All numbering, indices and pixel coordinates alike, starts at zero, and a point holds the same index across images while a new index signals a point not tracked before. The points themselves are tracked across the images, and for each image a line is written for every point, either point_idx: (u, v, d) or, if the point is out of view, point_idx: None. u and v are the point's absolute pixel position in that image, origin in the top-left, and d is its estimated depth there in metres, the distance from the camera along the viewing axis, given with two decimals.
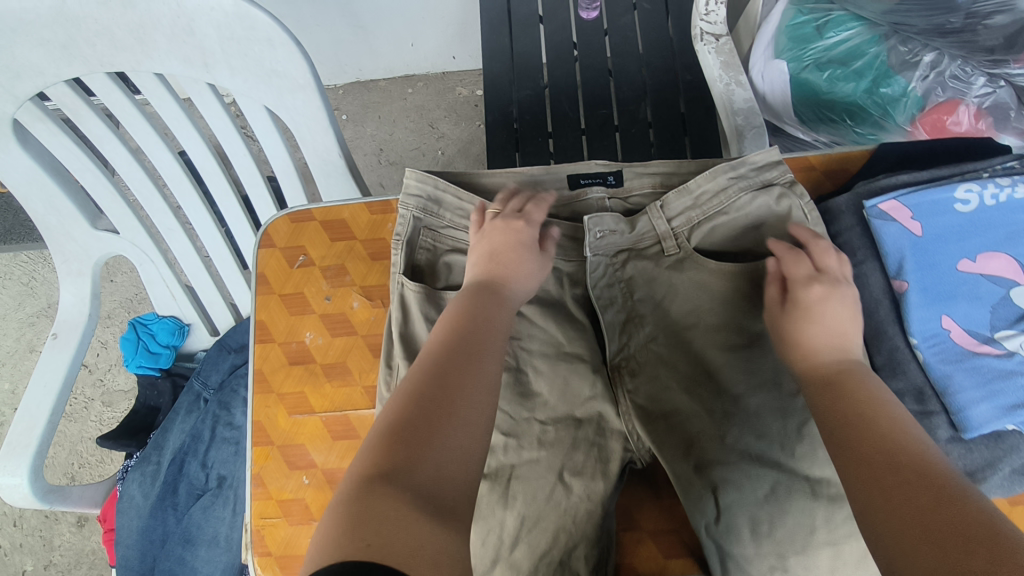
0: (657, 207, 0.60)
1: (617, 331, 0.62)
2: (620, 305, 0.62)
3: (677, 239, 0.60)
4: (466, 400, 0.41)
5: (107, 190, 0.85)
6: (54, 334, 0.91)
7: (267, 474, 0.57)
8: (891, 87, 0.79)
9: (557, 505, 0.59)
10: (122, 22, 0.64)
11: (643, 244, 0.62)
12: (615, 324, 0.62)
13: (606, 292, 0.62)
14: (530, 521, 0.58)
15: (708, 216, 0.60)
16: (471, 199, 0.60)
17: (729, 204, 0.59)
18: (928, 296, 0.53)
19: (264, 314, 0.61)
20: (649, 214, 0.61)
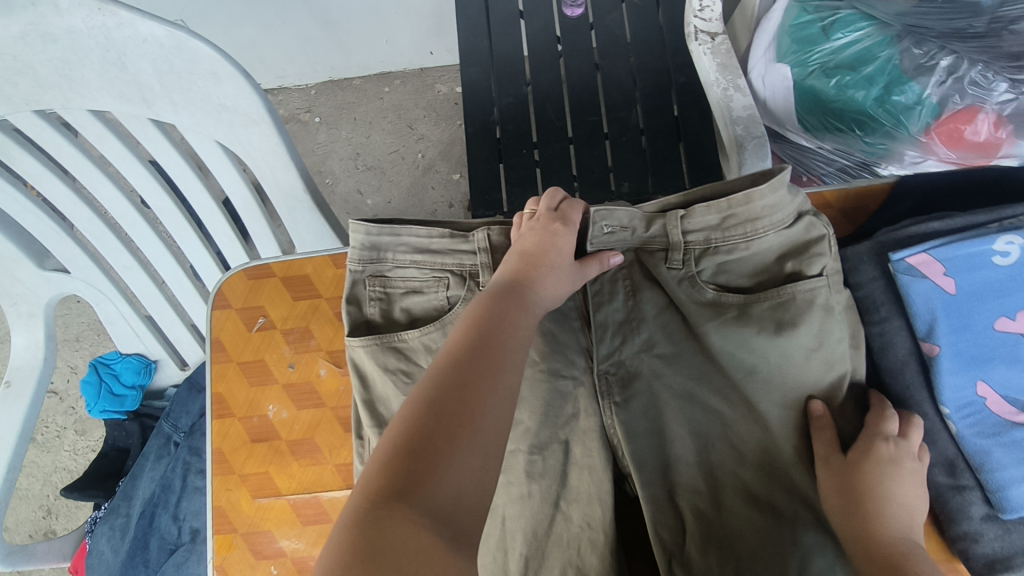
0: (676, 216, 0.51)
1: (610, 332, 0.55)
2: (619, 302, 0.55)
3: (683, 256, 0.52)
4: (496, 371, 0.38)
5: (51, 229, 0.78)
6: (7, 382, 0.84)
7: (231, 566, 0.52)
8: (905, 94, 0.72)
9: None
10: (44, 57, 0.56)
11: (651, 244, 0.54)
12: (609, 323, 0.55)
13: (606, 287, 0.56)
14: None
15: (728, 243, 0.50)
16: (411, 232, 0.51)
17: (753, 235, 0.50)
18: (961, 361, 0.47)
19: (221, 385, 0.55)
20: (666, 220, 0.52)
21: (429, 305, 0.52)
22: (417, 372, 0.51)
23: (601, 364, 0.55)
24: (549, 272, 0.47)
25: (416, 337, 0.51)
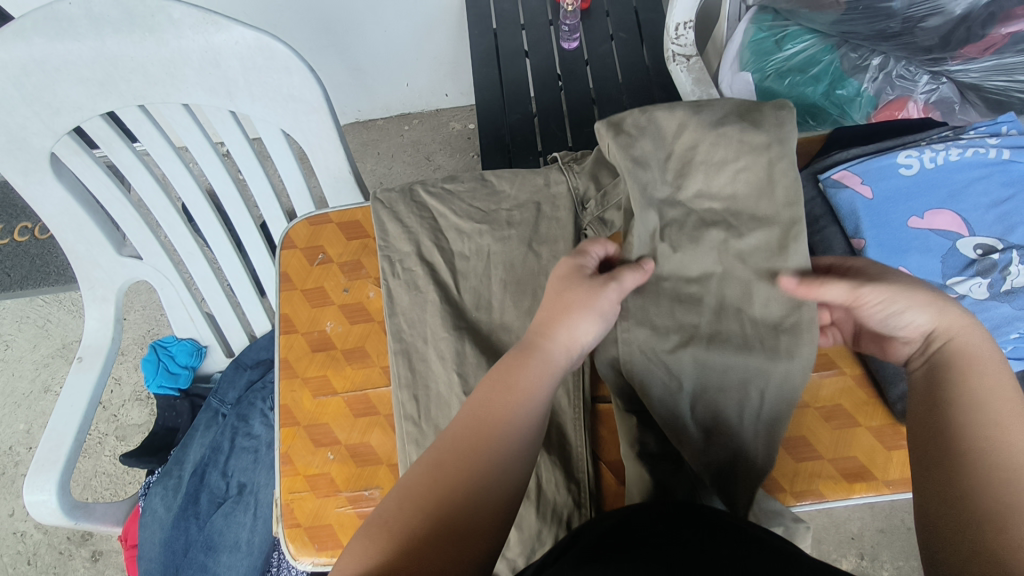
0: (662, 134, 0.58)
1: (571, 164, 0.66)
2: (580, 157, 0.68)
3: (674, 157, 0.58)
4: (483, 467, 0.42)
5: (133, 217, 0.91)
6: (79, 357, 0.95)
7: (295, 452, 0.61)
8: (847, 88, 0.88)
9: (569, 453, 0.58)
10: (156, 58, 0.72)
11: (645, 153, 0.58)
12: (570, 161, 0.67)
13: (570, 155, 0.68)
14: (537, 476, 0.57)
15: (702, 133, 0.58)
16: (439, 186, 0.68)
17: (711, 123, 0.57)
18: (885, 250, 0.56)
19: (287, 308, 0.66)
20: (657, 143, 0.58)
21: (440, 193, 0.67)
22: (428, 208, 0.66)
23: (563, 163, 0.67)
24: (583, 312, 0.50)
25: (431, 199, 0.66)
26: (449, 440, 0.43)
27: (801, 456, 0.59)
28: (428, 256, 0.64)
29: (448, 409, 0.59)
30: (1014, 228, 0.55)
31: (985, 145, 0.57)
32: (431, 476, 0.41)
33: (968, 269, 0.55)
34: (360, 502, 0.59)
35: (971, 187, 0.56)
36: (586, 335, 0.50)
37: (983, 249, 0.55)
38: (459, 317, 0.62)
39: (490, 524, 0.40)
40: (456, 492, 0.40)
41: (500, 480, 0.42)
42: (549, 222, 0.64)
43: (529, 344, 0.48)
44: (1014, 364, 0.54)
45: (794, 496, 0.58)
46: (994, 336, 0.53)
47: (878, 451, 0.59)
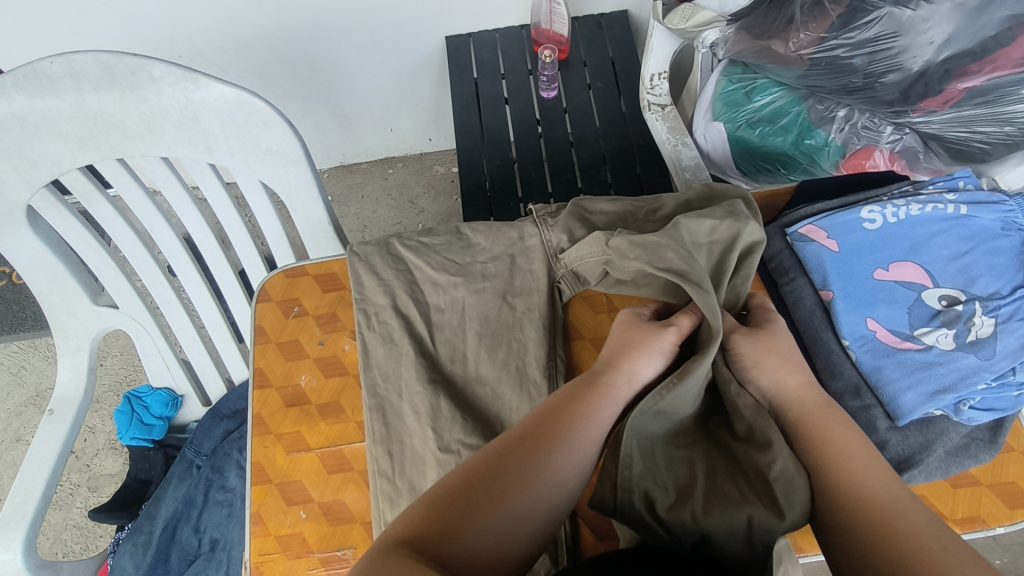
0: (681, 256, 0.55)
1: (545, 216, 0.68)
2: (554, 207, 0.69)
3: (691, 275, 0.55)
4: (532, 480, 0.46)
5: (109, 267, 0.91)
6: (50, 410, 0.93)
7: (266, 511, 0.60)
8: (815, 139, 0.91)
9: None
10: (135, 114, 0.73)
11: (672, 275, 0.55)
12: (544, 213, 0.68)
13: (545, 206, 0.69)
14: None
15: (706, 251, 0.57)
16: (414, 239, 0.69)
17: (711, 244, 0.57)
18: (852, 302, 0.57)
19: (262, 362, 0.66)
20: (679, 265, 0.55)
21: (415, 244, 0.67)
22: (404, 260, 0.67)
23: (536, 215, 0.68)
24: (644, 358, 0.55)
25: (404, 250, 0.67)
26: (504, 441, 0.48)
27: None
28: (402, 308, 0.64)
29: (422, 464, 0.58)
30: (975, 280, 0.56)
31: (944, 201, 0.59)
32: (482, 468, 0.46)
33: (934, 320, 0.56)
34: (332, 563, 0.58)
35: (933, 240, 0.58)
36: (645, 374, 0.54)
37: (947, 300, 0.56)
38: (434, 370, 0.62)
39: (530, 530, 0.45)
40: (509, 496, 0.44)
41: (546, 496, 0.46)
42: (524, 275, 0.65)
43: (594, 376, 0.54)
44: (983, 416, 0.54)
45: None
46: (961, 387, 0.53)
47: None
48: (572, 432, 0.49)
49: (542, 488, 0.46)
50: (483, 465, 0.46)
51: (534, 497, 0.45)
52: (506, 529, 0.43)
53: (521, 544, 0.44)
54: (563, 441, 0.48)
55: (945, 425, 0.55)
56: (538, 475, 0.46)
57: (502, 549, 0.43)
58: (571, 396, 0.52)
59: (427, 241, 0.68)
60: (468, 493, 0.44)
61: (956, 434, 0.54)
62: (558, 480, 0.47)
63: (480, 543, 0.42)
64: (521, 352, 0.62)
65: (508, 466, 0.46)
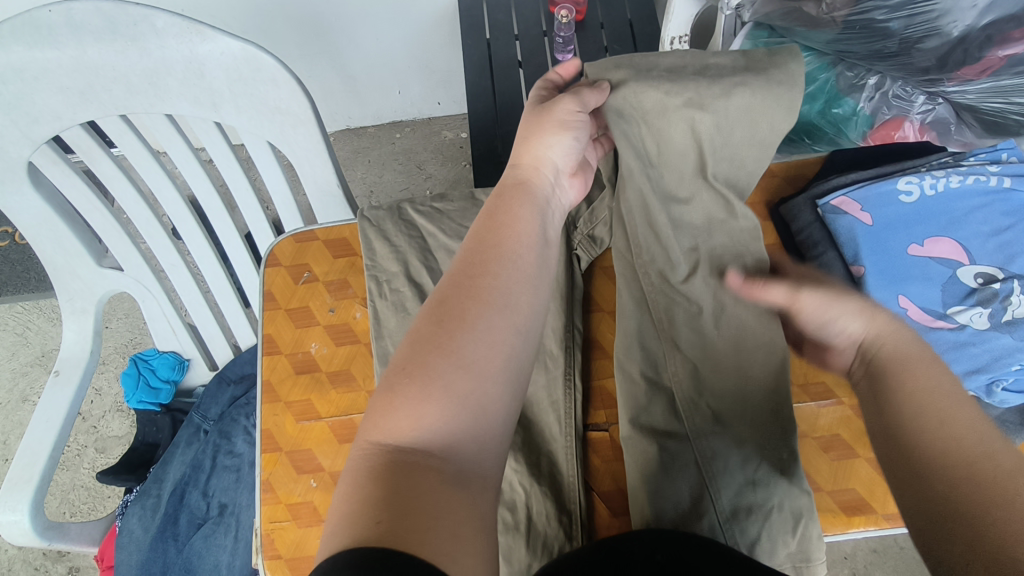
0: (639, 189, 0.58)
1: None
2: None
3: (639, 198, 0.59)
4: (485, 313, 0.39)
5: (113, 228, 0.89)
6: (56, 371, 0.92)
7: (276, 479, 0.59)
8: (842, 107, 0.87)
9: (563, 483, 0.55)
10: (138, 68, 0.70)
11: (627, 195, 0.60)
12: None
13: None
14: (525, 499, 0.55)
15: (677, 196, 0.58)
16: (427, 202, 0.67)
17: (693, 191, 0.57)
18: (885, 278, 0.55)
19: (271, 328, 0.64)
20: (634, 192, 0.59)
21: (427, 209, 0.65)
22: (417, 226, 0.65)
23: None
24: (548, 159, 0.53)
25: (417, 215, 0.65)
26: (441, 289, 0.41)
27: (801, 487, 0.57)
28: (417, 275, 0.62)
29: None
30: (1014, 258, 0.54)
31: (987, 173, 0.56)
32: (423, 324, 0.38)
33: (969, 299, 0.53)
34: None
35: (972, 215, 0.55)
36: (556, 157, 0.54)
37: (983, 278, 0.54)
38: None
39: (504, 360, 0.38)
40: (467, 341, 0.38)
41: (505, 319, 0.40)
42: None
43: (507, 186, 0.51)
44: (1016, 398, 0.52)
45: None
46: (996, 368, 0.51)
47: (877, 483, 0.56)
48: (502, 256, 0.43)
49: (497, 316, 0.39)
50: (424, 320, 0.38)
51: (495, 328, 0.39)
52: (480, 378, 0.37)
53: (501, 381, 0.38)
54: (497, 264, 0.42)
55: None
56: (481, 312, 0.39)
57: (484, 396, 0.37)
58: (478, 227, 0.46)
59: (440, 207, 0.66)
60: (418, 357, 0.37)
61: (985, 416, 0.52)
62: (507, 298, 0.41)
63: (461, 404, 0.36)
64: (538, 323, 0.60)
65: (451, 310, 0.39)
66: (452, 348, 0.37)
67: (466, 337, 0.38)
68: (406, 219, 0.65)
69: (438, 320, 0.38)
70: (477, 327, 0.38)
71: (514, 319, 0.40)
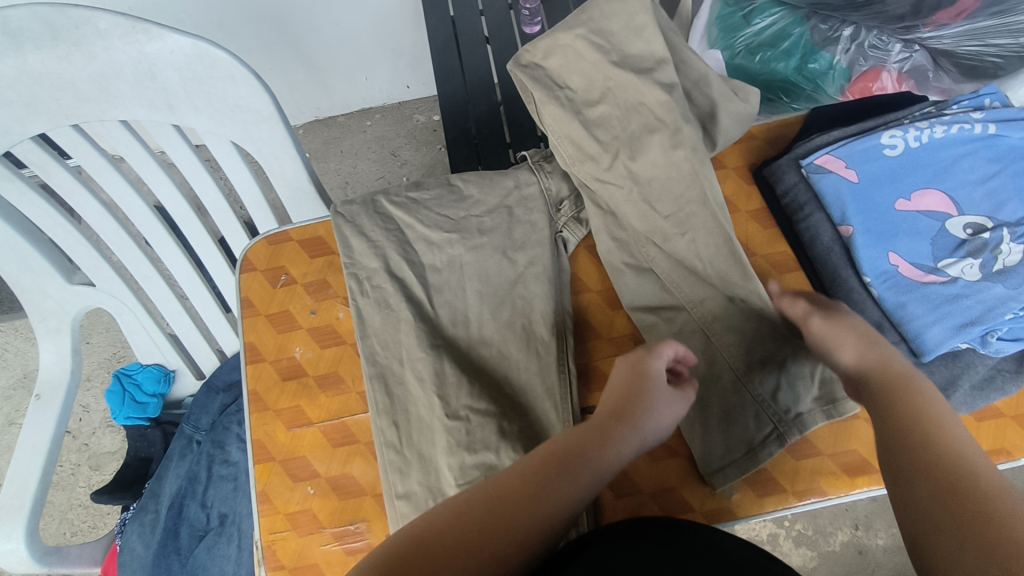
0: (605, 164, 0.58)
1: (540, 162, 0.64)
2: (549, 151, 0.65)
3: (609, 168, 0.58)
4: (531, 511, 0.40)
5: (80, 243, 0.85)
6: (37, 394, 0.89)
7: (272, 490, 0.58)
8: (819, 62, 0.85)
9: None
10: (85, 74, 0.66)
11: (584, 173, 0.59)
12: (539, 158, 0.64)
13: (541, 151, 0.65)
14: None
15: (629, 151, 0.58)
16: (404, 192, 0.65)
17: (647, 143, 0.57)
18: (873, 236, 0.54)
19: (253, 336, 0.62)
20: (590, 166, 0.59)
21: (404, 200, 0.63)
22: (394, 218, 0.63)
23: (532, 160, 0.64)
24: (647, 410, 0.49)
25: (394, 207, 0.63)
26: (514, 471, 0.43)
27: (801, 454, 0.55)
28: (398, 269, 0.61)
29: (429, 433, 0.55)
30: (1003, 206, 0.53)
31: (970, 121, 0.55)
32: (478, 500, 0.41)
33: (959, 250, 0.53)
34: (346, 537, 0.56)
35: (958, 164, 0.54)
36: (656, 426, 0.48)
37: (972, 229, 0.53)
38: (435, 334, 0.58)
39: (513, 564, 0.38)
40: (502, 532, 0.39)
41: (541, 526, 0.40)
42: (523, 226, 0.61)
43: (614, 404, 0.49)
44: (1010, 346, 0.51)
45: (797, 496, 0.54)
46: (989, 318, 0.50)
47: None
48: (580, 467, 0.43)
49: (538, 520, 0.40)
50: (480, 492, 0.41)
51: (528, 532, 0.39)
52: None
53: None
54: (576, 473, 0.43)
55: (971, 358, 0.52)
56: (530, 510, 0.40)
57: None
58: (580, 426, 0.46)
59: (416, 196, 0.64)
60: (452, 530, 0.39)
61: (981, 367, 0.52)
62: (554, 517, 0.40)
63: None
64: (526, 309, 0.59)
65: (511, 495, 0.41)
66: (485, 540, 0.38)
67: (504, 524, 0.39)
68: (382, 211, 0.63)
69: (494, 502, 0.40)
70: (514, 524, 0.39)
71: (546, 530, 0.40)
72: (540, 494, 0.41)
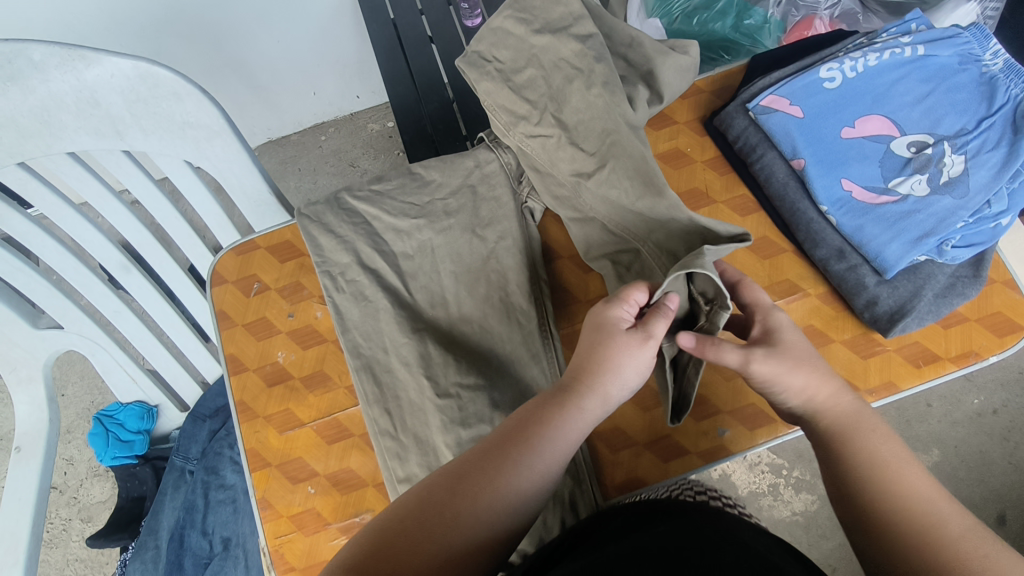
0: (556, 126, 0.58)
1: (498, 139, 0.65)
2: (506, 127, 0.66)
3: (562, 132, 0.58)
4: (481, 502, 0.43)
5: (42, 287, 0.83)
6: (17, 447, 0.87)
7: (272, 495, 0.57)
8: (754, 18, 0.88)
9: None
10: (25, 109, 0.65)
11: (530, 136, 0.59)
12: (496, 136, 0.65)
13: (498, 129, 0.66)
14: None
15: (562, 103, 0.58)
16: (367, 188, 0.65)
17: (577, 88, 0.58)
18: (824, 166, 0.56)
19: (232, 347, 0.62)
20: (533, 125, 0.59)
21: (368, 194, 0.63)
22: (359, 212, 0.63)
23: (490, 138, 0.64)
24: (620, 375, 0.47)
25: (357, 202, 0.63)
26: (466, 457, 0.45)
27: None
28: (369, 261, 0.61)
29: (423, 415, 0.56)
30: (941, 121, 0.55)
31: (900, 45, 0.57)
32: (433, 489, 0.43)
33: (906, 169, 0.55)
34: (352, 530, 0.56)
35: (894, 88, 0.56)
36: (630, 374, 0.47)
37: (915, 146, 0.55)
38: (416, 319, 0.59)
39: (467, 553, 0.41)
40: (460, 523, 0.42)
41: (491, 518, 0.43)
42: (488, 203, 0.62)
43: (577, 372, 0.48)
44: (965, 252, 0.54)
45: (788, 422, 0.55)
46: (941, 229, 0.53)
47: (857, 363, 0.55)
48: (528, 454, 0.44)
49: (490, 508, 0.43)
50: (437, 481, 0.44)
51: (482, 521, 0.42)
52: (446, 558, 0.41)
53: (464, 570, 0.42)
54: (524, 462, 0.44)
55: (931, 269, 0.54)
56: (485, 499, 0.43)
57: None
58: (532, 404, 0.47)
59: (378, 189, 0.64)
60: (414, 519, 0.42)
61: (941, 275, 0.54)
62: (505, 506, 0.43)
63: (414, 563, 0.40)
64: (502, 282, 0.60)
65: (460, 481, 0.43)
66: (443, 525, 0.41)
67: (460, 517, 0.42)
68: (346, 207, 0.63)
69: (452, 487, 0.43)
70: (467, 515, 0.42)
71: (499, 519, 0.43)
72: (487, 482, 0.43)
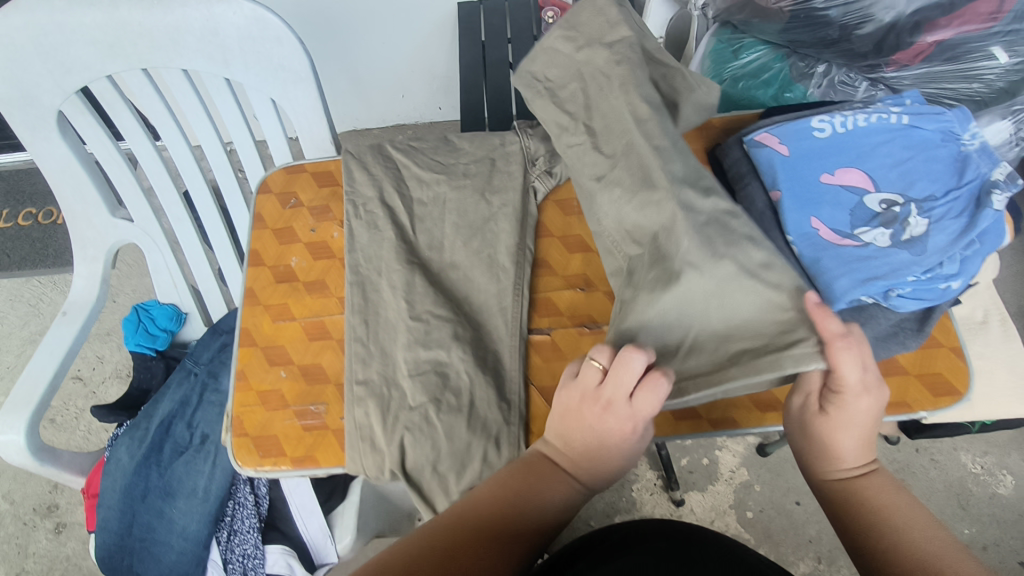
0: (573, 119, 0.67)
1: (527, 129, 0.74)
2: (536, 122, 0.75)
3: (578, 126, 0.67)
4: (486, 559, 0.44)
5: (128, 181, 0.97)
6: (64, 312, 0.99)
7: (250, 369, 0.65)
8: (793, 92, 0.95)
9: (503, 376, 0.62)
10: (161, 25, 0.80)
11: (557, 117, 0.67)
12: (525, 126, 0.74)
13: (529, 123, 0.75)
14: (470, 384, 0.61)
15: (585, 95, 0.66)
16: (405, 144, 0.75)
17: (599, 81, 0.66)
18: (798, 201, 0.62)
19: (257, 244, 0.71)
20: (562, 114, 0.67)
21: (404, 147, 0.73)
22: (393, 159, 0.73)
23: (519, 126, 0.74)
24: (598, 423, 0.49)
25: (394, 151, 0.73)
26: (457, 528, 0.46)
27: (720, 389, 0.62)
28: (388, 199, 0.70)
29: (394, 333, 0.63)
30: (913, 185, 0.60)
31: (888, 112, 0.63)
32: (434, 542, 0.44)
33: (874, 220, 0.59)
34: (305, 416, 0.63)
35: (877, 149, 0.62)
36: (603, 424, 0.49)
37: (886, 203, 0.60)
38: (413, 254, 0.67)
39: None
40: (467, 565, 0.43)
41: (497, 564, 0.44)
42: (502, 175, 0.71)
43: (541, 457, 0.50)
44: (910, 304, 0.57)
45: (710, 424, 0.61)
46: (892, 276, 0.56)
47: None
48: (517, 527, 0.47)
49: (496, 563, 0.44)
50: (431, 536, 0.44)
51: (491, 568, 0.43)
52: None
53: None
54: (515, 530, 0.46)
55: (876, 312, 0.58)
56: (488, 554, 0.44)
57: None
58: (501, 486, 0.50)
59: (414, 145, 0.74)
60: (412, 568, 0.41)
61: (882, 320, 0.58)
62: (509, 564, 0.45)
63: None
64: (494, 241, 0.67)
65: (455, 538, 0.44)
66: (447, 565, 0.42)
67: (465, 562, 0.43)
68: (383, 153, 0.73)
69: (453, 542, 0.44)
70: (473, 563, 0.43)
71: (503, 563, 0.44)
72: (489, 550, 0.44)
